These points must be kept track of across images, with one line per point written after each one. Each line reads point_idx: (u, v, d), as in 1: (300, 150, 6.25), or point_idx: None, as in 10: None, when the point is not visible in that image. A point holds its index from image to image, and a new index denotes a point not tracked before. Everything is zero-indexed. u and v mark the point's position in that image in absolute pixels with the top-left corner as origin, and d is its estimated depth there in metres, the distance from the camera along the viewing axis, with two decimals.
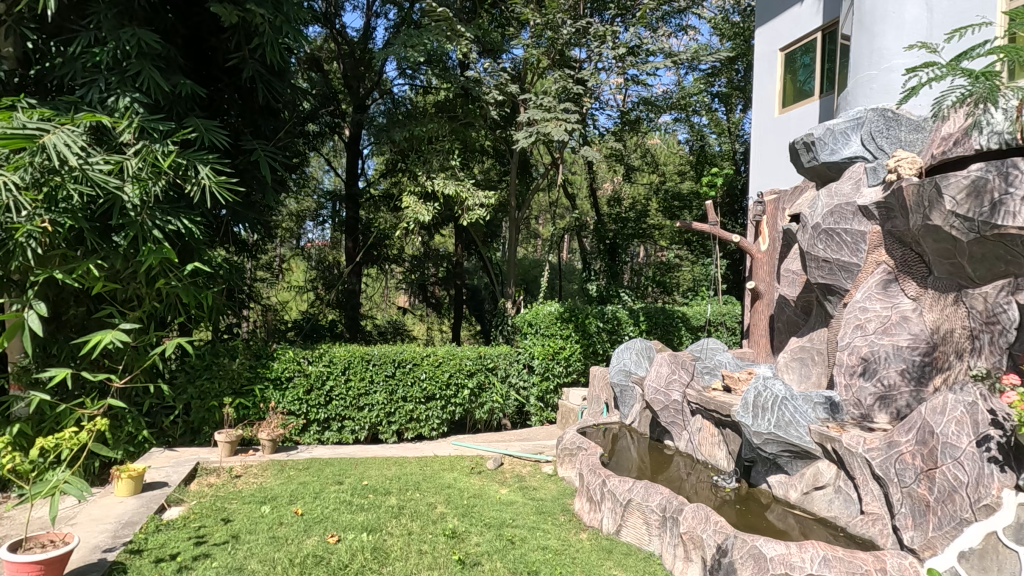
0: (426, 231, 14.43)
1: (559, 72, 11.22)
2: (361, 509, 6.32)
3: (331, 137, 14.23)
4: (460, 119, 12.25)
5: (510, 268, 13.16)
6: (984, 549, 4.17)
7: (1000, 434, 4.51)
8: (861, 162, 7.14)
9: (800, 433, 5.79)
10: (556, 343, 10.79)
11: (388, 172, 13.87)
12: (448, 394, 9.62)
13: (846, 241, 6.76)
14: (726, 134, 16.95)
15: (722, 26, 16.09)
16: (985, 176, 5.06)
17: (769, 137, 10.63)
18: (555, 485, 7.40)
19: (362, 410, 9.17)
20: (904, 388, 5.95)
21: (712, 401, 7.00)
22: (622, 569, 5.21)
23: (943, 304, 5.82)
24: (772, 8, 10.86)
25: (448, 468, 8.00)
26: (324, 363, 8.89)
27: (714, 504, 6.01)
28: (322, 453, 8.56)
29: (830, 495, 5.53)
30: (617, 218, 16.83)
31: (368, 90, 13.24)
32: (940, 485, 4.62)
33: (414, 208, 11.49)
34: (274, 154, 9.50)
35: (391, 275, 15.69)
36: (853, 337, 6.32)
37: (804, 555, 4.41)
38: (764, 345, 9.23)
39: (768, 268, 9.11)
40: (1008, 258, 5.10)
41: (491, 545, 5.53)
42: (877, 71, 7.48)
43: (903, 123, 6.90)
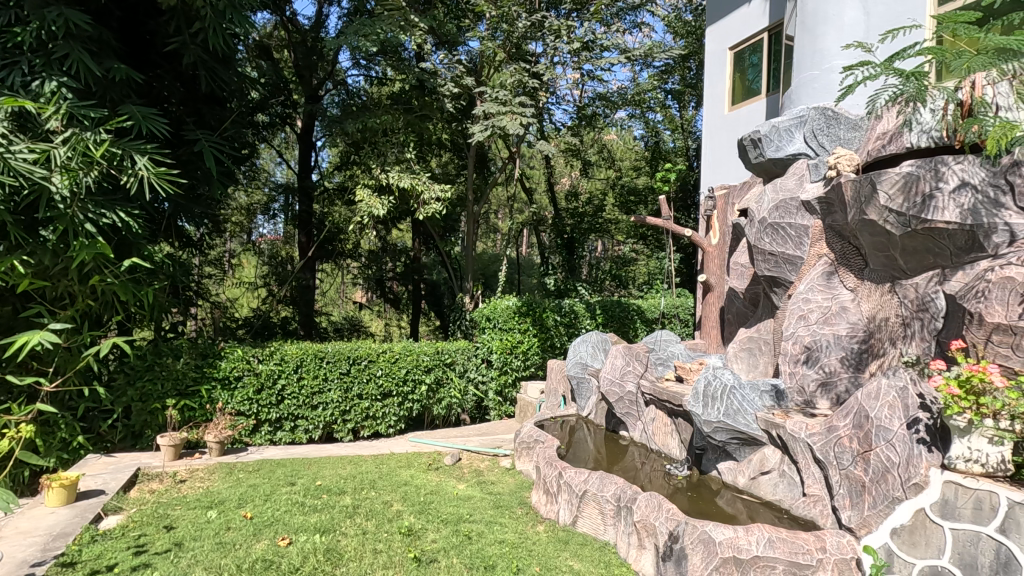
0: (382, 225, 14.18)
1: (514, 65, 11.18)
2: (314, 510, 6.16)
3: (283, 128, 13.78)
4: (416, 111, 12.05)
5: (467, 262, 13.06)
6: (914, 526, 4.36)
7: (928, 416, 4.72)
8: (803, 159, 7.42)
9: (747, 421, 5.99)
10: (513, 337, 10.84)
11: (343, 165, 13.54)
12: (405, 390, 9.48)
13: (790, 235, 7.09)
14: (679, 130, 17.30)
15: (675, 24, 16.40)
16: (915, 172, 5.36)
17: (719, 133, 10.95)
18: (512, 478, 7.43)
19: (316, 409, 8.94)
20: (843, 373, 6.19)
21: (665, 392, 7.18)
22: (578, 560, 5.26)
23: (879, 294, 6.11)
24: (722, 8, 11.12)
25: (405, 465, 7.90)
26: (275, 362, 8.60)
27: (667, 491, 6.15)
28: (274, 454, 8.30)
29: (775, 479, 5.76)
30: (574, 213, 17.10)
31: (322, 81, 12.84)
32: (874, 466, 4.82)
33: (368, 201, 11.21)
34: (219, 145, 9.10)
35: (347, 270, 15.40)
36: (796, 327, 6.55)
37: (751, 537, 4.58)
38: (714, 337, 9.50)
39: (719, 260, 9.37)
40: (935, 250, 5.44)
41: (447, 541, 5.49)
42: (819, 71, 7.79)
43: (842, 123, 7.25)
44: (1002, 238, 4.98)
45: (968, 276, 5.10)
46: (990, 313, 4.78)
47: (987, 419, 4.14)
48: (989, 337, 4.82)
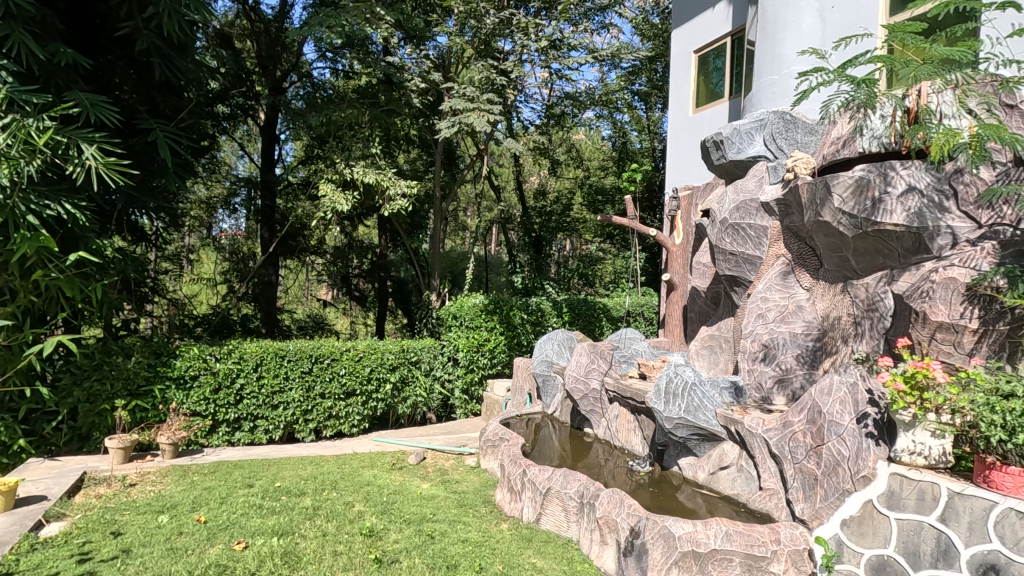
0: (348, 221, 13.93)
1: (482, 61, 11.14)
2: (272, 513, 5.99)
3: (244, 120, 13.37)
4: (382, 105, 11.87)
5: (433, 260, 12.92)
6: (862, 516, 4.57)
7: (876, 411, 4.93)
8: (763, 161, 7.63)
9: (707, 417, 6.12)
10: (480, 335, 10.79)
11: (307, 160, 13.23)
12: (369, 389, 9.34)
13: (750, 235, 7.25)
14: (646, 131, 17.50)
15: (642, 26, 16.61)
16: (866, 176, 5.55)
17: (683, 135, 11.14)
18: (477, 477, 7.41)
19: (277, 409, 8.71)
20: (799, 370, 6.37)
21: (628, 389, 7.26)
22: (541, 557, 5.28)
23: (832, 294, 6.34)
24: (687, 11, 11.31)
25: (368, 465, 7.78)
26: (233, 360, 8.35)
27: (629, 488, 6.21)
28: (231, 455, 8.06)
29: (733, 473, 5.89)
30: (542, 212, 17.18)
31: (285, 72, 12.49)
32: (826, 460, 4.92)
33: (332, 196, 10.95)
34: (175, 135, 8.76)
35: (311, 267, 15.07)
36: (755, 325, 6.70)
37: (709, 531, 4.67)
38: (678, 335, 9.66)
39: (682, 260, 9.53)
40: (884, 251, 5.68)
41: (410, 541, 5.42)
42: (778, 76, 8.00)
43: (800, 126, 7.30)
44: (946, 241, 5.23)
45: (915, 277, 5.31)
46: (933, 311, 5.05)
47: (930, 413, 4.34)
48: (933, 334, 5.09)
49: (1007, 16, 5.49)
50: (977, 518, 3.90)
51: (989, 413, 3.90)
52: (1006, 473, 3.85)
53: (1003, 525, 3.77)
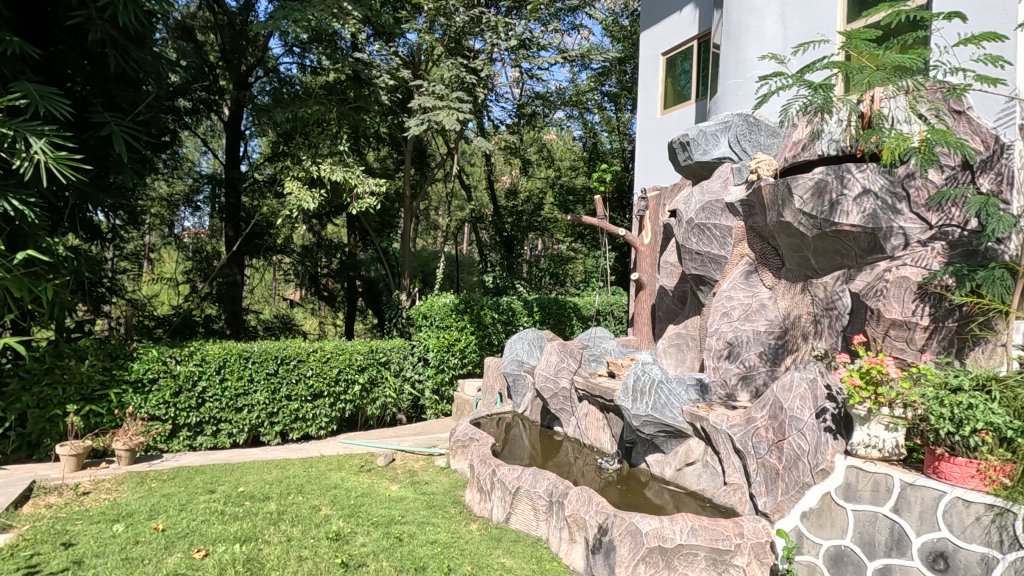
0: (316, 219, 13.67)
1: (452, 60, 11.07)
2: (234, 518, 5.83)
3: (208, 116, 12.99)
4: (351, 102, 11.70)
5: (404, 259, 12.80)
6: (821, 508, 4.70)
7: (834, 406, 5.07)
8: (728, 162, 7.82)
9: (674, 414, 6.22)
10: (450, 335, 10.74)
11: (273, 156, 12.95)
12: (337, 391, 9.19)
13: (715, 234, 7.40)
14: (616, 132, 17.54)
15: (612, 28, 16.79)
16: (825, 178, 5.72)
17: (652, 136, 11.29)
18: (447, 477, 7.37)
19: (241, 411, 8.49)
20: (762, 367, 6.52)
21: (597, 387, 7.30)
22: (510, 556, 5.27)
23: (793, 293, 6.54)
24: (655, 14, 11.46)
25: (335, 467, 7.65)
26: (195, 362, 8.10)
27: (598, 485, 6.23)
28: (192, 460, 7.82)
29: (699, 470, 5.98)
30: (513, 211, 17.20)
31: (251, 67, 12.16)
32: (788, 454, 5.10)
33: (297, 194, 10.72)
34: (132, 130, 8.46)
35: (278, 266, 14.75)
36: (720, 323, 6.85)
37: (675, 527, 4.76)
38: (646, 333, 9.78)
39: (650, 260, 9.67)
40: (842, 251, 5.86)
41: (377, 544, 5.35)
42: (742, 79, 8.18)
43: (763, 129, 7.53)
44: (899, 241, 5.44)
45: (870, 276, 5.50)
46: (887, 310, 5.27)
47: (884, 407, 4.43)
48: (886, 331, 5.30)
49: (953, 25, 5.70)
50: (928, 508, 4.03)
51: (938, 407, 3.99)
52: (954, 463, 3.96)
53: (951, 514, 3.91)
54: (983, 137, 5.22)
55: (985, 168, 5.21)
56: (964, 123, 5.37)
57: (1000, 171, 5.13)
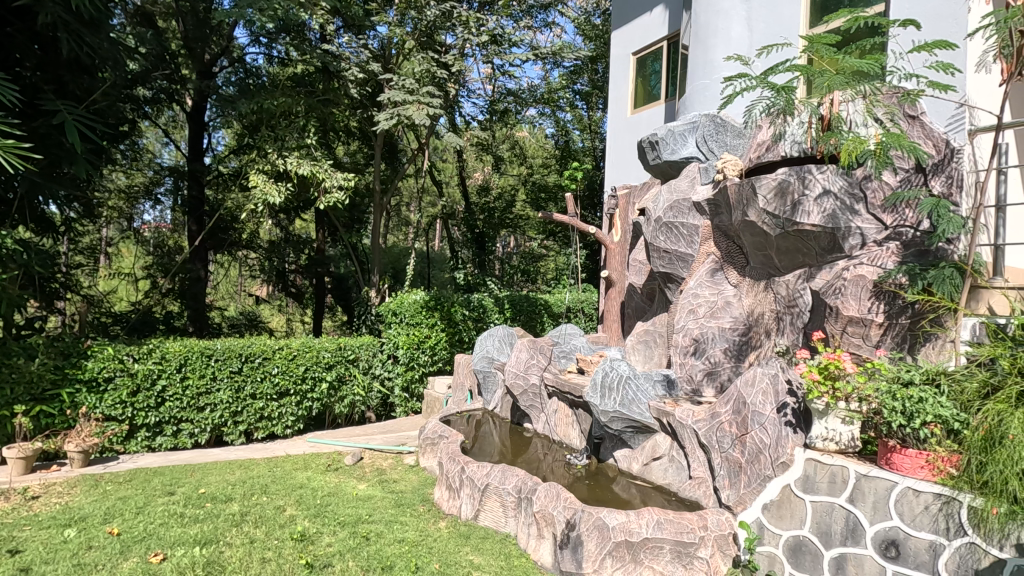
0: (283, 213, 13.37)
1: (423, 54, 10.94)
2: (194, 521, 5.66)
3: (169, 106, 12.54)
4: (319, 94, 11.46)
5: (373, 255, 12.63)
6: (781, 500, 4.82)
7: (794, 401, 5.16)
8: (695, 162, 7.93)
9: (641, 410, 6.29)
10: (420, 332, 10.65)
11: (239, 149, 12.61)
12: (303, 389, 9.02)
13: (683, 233, 7.52)
14: (588, 131, 17.30)
15: (584, 26, 16.86)
16: (788, 179, 5.83)
17: (622, 135, 11.40)
18: (415, 475, 7.31)
19: (203, 411, 8.25)
20: (726, 363, 6.67)
21: (567, 384, 7.36)
22: (478, 553, 5.27)
23: (757, 291, 6.70)
24: (627, 13, 11.54)
25: (302, 467, 7.52)
26: (154, 360, 7.83)
27: (567, 481, 6.26)
28: (150, 461, 7.56)
29: (665, 464, 6.08)
30: (485, 208, 17.13)
31: (215, 57, 11.70)
32: (749, 448, 5.20)
33: (263, 188, 10.45)
34: (86, 119, 8.10)
35: (243, 262, 14.38)
36: (687, 321, 6.97)
37: (641, 521, 4.83)
38: (616, 330, 9.88)
39: (620, 257, 9.77)
40: (803, 250, 6.01)
41: (343, 544, 5.27)
42: (709, 80, 8.32)
43: (729, 130, 7.84)
44: (856, 241, 5.61)
45: (829, 275, 5.69)
46: (845, 307, 5.47)
47: (841, 402, 4.58)
48: (844, 328, 5.51)
49: (907, 33, 5.90)
50: (881, 497, 4.17)
51: (891, 400, 4.15)
52: (904, 454, 4.14)
53: (902, 503, 4.06)
54: (936, 142, 5.45)
55: (937, 171, 5.44)
56: (918, 128, 5.58)
57: (950, 175, 5.38)
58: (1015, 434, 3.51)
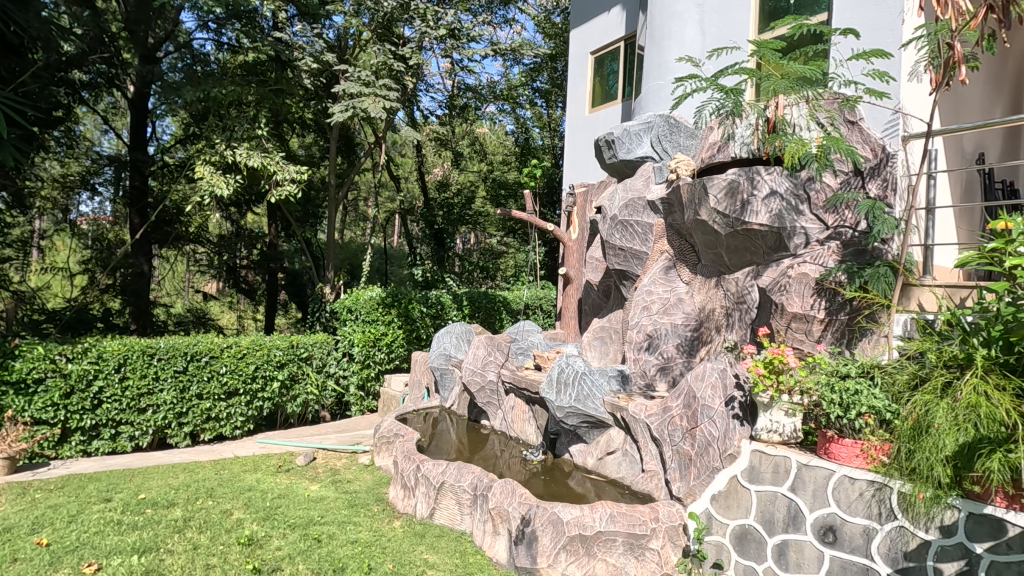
0: (233, 205, 12.88)
1: (380, 46, 10.74)
2: (132, 529, 5.38)
3: (109, 92, 11.84)
4: (271, 84, 11.10)
5: (328, 250, 12.32)
6: (728, 491, 4.98)
7: (741, 394, 5.33)
8: (649, 161, 8.10)
9: (596, 405, 6.38)
10: (376, 330, 10.48)
11: (185, 138, 12.07)
12: (253, 388, 8.73)
13: (637, 231, 7.66)
14: (547, 128, 17.44)
15: (544, 24, 16.93)
16: (737, 179, 5.99)
17: (579, 133, 11.50)
18: (370, 475, 7.19)
19: (145, 412, 7.88)
20: (678, 358, 6.83)
21: (523, 380, 7.37)
22: (433, 552, 5.23)
23: (708, 288, 6.89)
24: (585, 13, 11.65)
25: (251, 469, 7.27)
26: (90, 361, 7.40)
27: (523, 477, 6.28)
28: (85, 467, 7.15)
29: (619, 458, 6.17)
30: (444, 204, 16.96)
31: (160, 41, 10.94)
32: (699, 441, 5.32)
33: (210, 179, 9.99)
34: (13, 102, 7.54)
35: (191, 257, 13.80)
36: (641, 317, 7.11)
37: (595, 515, 4.90)
38: (573, 326, 9.99)
39: (577, 254, 9.88)
40: (752, 249, 6.20)
41: (293, 547, 5.12)
42: (663, 81, 8.49)
43: (681, 131, 8.08)
44: (800, 241, 5.83)
45: (775, 272, 5.91)
46: (790, 303, 5.71)
47: (784, 395, 4.74)
48: (789, 324, 5.74)
49: (848, 41, 6.19)
50: (821, 485, 4.36)
51: (829, 393, 4.34)
52: (842, 444, 4.31)
53: (839, 490, 4.26)
54: (872, 146, 5.71)
55: (873, 174, 5.71)
56: (857, 133, 5.83)
57: (885, 177, 5.65)
58: (940, 424, 3.66)
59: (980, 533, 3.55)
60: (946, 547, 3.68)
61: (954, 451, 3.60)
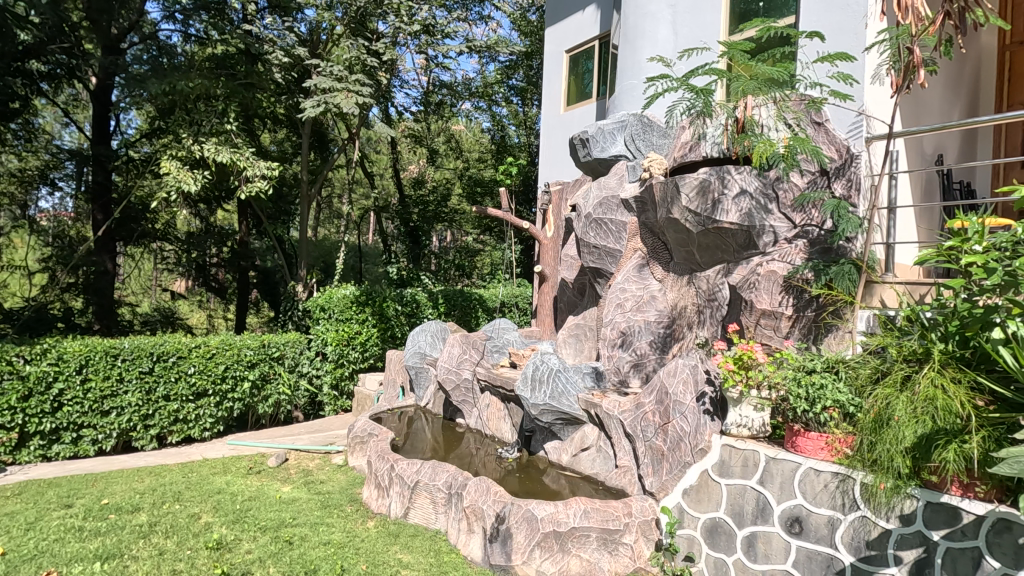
0: (202, 202, 12.57)
1: (353, 40, 10.57)
2: (94, 535, 5.21)
3: (69, 83, 11.40)
4: (240, 78, 10.88)
5: (301, 248, 12.10)
6: (699, 485, 5.06)
7: (712, 390, 5.41)
8: (623, 160, 8.20)
9: (570, 402, 6.42)
10: (350, 328, 10.35)
11: (152, 133, 11.72)
12: (223, 389, 8.53)
13: (611, 229, 7.74)
14: (523, 126, 17.57)
15: (520, 22, 16.91)
16: (708, 179, 6.09)
17: (555, 131, 11.53)
18: (344, 475, 7.11)
19: (108, 415, 7.64)
20: (651, 355, 6.90)
21: (499, 378, 7.37)
22: (407, 552, 5.19)
23: (680, 285, 6.98)
24: (560, 12, 11.68)
25: (220, 471, 7.11)
26: (49, 362, 7.15)
27: (498, 474, 6.28)
28: (45, 472, 6.91)
29: (593, 454, 6.22)
30: (419, 201, 16.82)
31: (123, 31, 10.50)
32: (671, 437, 5.40)
33: (176, 174, 9.70)
34: None
35: (158, 254, 13.44)
36: (614, 314, 7.19)
37: (569, 511, 4.93)
38: (548, 324, 10.02)
39: (553, 252, 9.91)
40: (722, 247, 6.31)
41: (264, 550, 5.03)
42: (636, 81, 8.57)
43: (655, 130, 8.06)
44: (769, 238, 5.95)
45: (745, 270, 5.99)
46: (759, 301, 5.81)
47: (753, 390, 4.84)
48: (758, 320, 5.84)
49: (814, 44, 6.33)
50: (787, 478, 4.47)
51: (796, 387, 4.45)
52: (807, 437, 4.43)
53: (805, 482, 4.37)
54: (837, 147, 5.85)
55: (839, 174, 5.84)
56: (823, 133, 5.97)
57: (850, 177, 5.79)
58: (899, 416, 3.80)
59: (937, 521, 3.67)
60: (906, 535, 3.81)
61: (912, 443, 3.73)
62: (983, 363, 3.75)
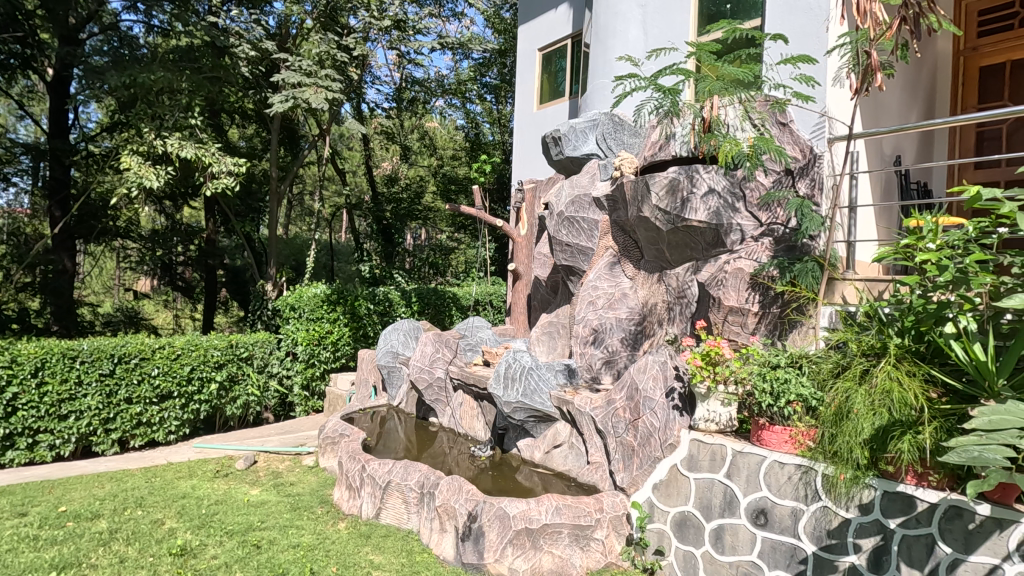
0: (166, 198, 12.21)
1: (322, 34, 10.43)
2: (51, 544, 5.02)
3: (24, 74, 10.93)
4: (206, 71, 10.50)
5: (271, 246, 11.85)
6: (669, 480, 5.13)
7: (681, 385, 5.49)
8: (594, 159, 8.28)
9: (542, 399, 6.44)
10: (321, 328, 10.20)
11: (112, 126, 11.32)
12: (188, 391, 8.30)
13: (583, 227, 7.79)
14: (497, 124, 17.61)
15: (493, 19, 16.89)
16: (677, 177, 6.15)
17: (528, 129, 11.54)
18: (315, 476, 7.01)
19: (66, 420, 7.36)
20: (623, 352, 6.97)
21: (472, 376, 7.35)
22: (379, 553, 5.15)
23: (650, 283, 7.08)
24: (534, 10, 11.70)
25: (185, 475, 6.93)
26: (2, 365, 6.85)
27: (471, 473, 6.27)
28: None
29: (565, 451, 6.26)
30: (392, 199, 16.68)
31: (82, 21, 10.11)
32: (641, 432, 5.46)
33: (137, 170, 9.38)
34: None
35: (121, 253, 13.01)
36: (587, 312, 7.25)
37: (541, 508, 4.95)
38: (522, 322, 10.03)
39: (526, 250, 9.91)
40: (691, 245, 6.41)
41: (230, 555, 4.92)
42: (607, 79, 8.66)
43: (626, 129, 8.26)
44: (737, 237, 6.06)
45: (712, 267, 6.10)
46: (726, 297, 5.94)
47: (720, 385, 4.92)
48: (725, 317, 5.96)
49: (778, 46, 6.49)
50: (753, 471, 4.56)
51: (761, 382, 4.55)
52: (772, 431, 4.53)
53: (769, 475, 4.46)
54: (801, 147, 5.99)
55: (802, 174, 5.98)
56: (787, 134, 6.10)
57: (813, 177, 5.95)
58: (858, 409, 3.91)
59: (893, 509, 3.80)
60: (865, 524, 3.93)
61: (870, 435, 3.86)
62: (937, 356, 3.94)
